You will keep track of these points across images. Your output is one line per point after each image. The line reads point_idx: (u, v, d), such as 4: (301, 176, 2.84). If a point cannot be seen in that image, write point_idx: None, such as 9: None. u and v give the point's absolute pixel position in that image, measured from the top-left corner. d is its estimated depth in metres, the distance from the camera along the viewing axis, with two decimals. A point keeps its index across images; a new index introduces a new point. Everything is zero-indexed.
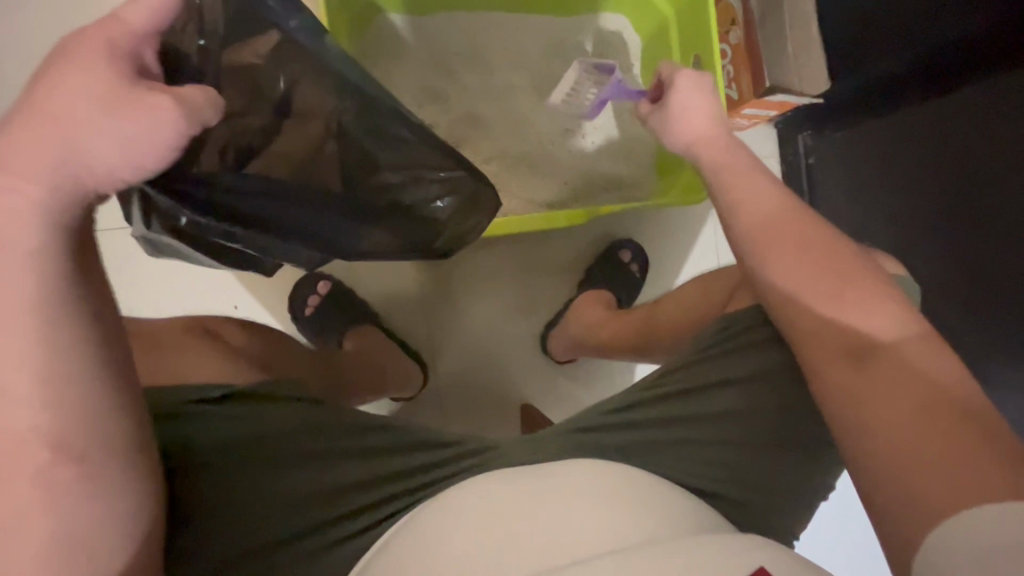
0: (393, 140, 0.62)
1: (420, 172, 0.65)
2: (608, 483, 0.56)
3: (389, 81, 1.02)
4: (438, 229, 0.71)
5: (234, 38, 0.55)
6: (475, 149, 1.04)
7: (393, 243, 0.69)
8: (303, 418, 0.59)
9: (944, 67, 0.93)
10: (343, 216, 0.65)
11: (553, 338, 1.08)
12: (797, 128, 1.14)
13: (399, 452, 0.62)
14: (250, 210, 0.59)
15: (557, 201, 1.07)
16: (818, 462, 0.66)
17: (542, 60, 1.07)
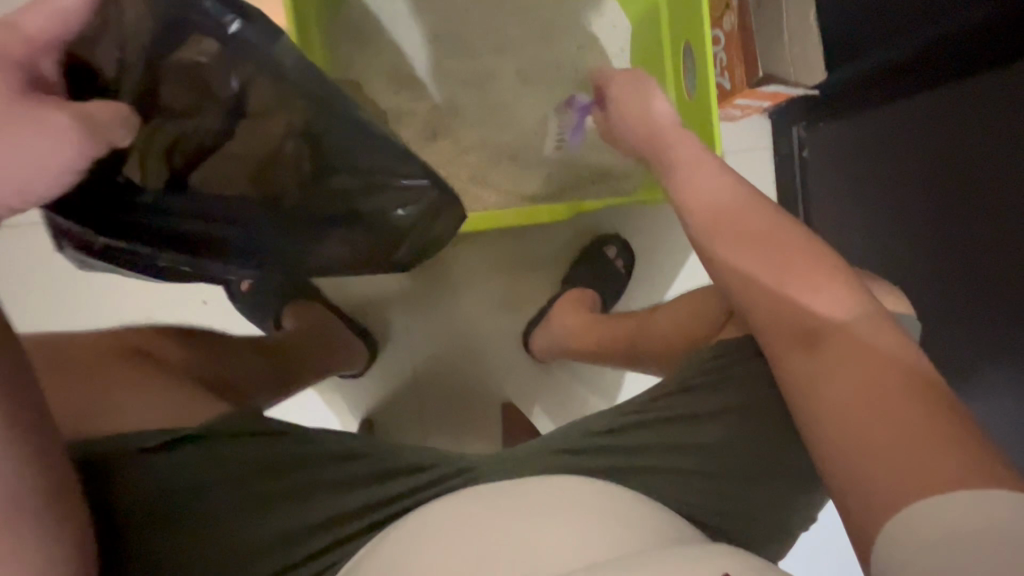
0: (349, 148, 0.61)
1: (379, 180, 0.64)
2: (583, 501, 0.56)
3: (363, 65, 0.96)
4: (402, 234, 0.71)
5: (167, 40, 0.53)
6: (454, 139, 0.98)
7: (349, 253, 0.71)
8: (268, 453, 0.58)
9: (938, 62, 0.86)
10: (286, 232, 0.67)
11: (533, 338, 1.05)
12: (792, 118, 1.09)
13: (365, 477, 0.62)
14: (181, 231, 0.61)
15: (540, 195, 1.02)
16: (804, 484, 0.65)
17: (526, 45, 1.01)
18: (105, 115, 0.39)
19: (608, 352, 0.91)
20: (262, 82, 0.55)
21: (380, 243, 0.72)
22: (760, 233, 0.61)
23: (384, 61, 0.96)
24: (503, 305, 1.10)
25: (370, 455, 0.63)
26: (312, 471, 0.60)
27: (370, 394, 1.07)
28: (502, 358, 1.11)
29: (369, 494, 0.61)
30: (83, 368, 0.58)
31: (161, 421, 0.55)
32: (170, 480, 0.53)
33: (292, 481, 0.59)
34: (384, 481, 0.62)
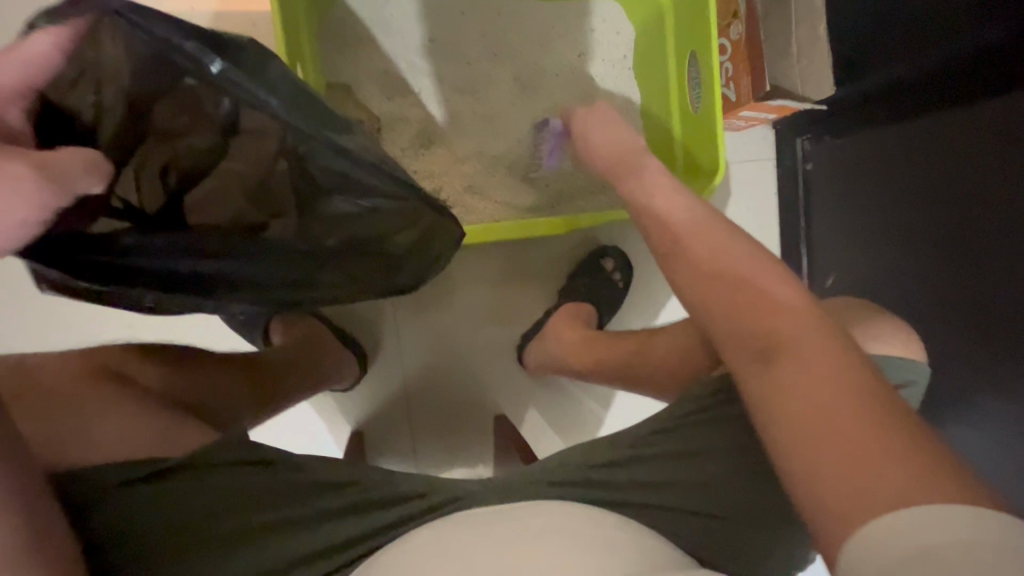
0: (347, 171, 0.56)
1: (377, 203, 0.60)
2: (569, 523, 0.56)
3: (356, 69, 0.92)
4: (398, 257, 0.70)
5: (150, 81, 0.47)
6: (449, 148, 0.95)
7: (348, 276, 0.68)
8: (244, 484, 0.55)
9: (948, 81, 0.83)
10: (282, 260, 0.63)
11: (527, 351, 1.02)
12: (797, 130, 1.06)
13: (353, 509, 0.59)
14: (164, 266, 0.57)
15: (538, 206, 0.99)
16: (790, 521, 0.65)
17: (525, 50, 0.97)
18: (70, 164, 0.36)
19: (604, 371, 0.89)
20: (255, 116, 0.49)
21: (374, 268, 0.70)
22: (753, 261, 0.60)
23: (377, 65, 0.93)
24: (497, 319, 1.08)
25: (361, 484, 0.60)
26: (296, 499, 0.57)
27: (360, 407, 1.05)
28: (494, 373, 1.08)
29: (358, 526, 0.59)
30: (63, 391, 0.55)
31: (149, 447, 0.53)
32: (150, 514, 0.52)
33: (275, 509, 0.56)
34: (375, 513, 0.59)
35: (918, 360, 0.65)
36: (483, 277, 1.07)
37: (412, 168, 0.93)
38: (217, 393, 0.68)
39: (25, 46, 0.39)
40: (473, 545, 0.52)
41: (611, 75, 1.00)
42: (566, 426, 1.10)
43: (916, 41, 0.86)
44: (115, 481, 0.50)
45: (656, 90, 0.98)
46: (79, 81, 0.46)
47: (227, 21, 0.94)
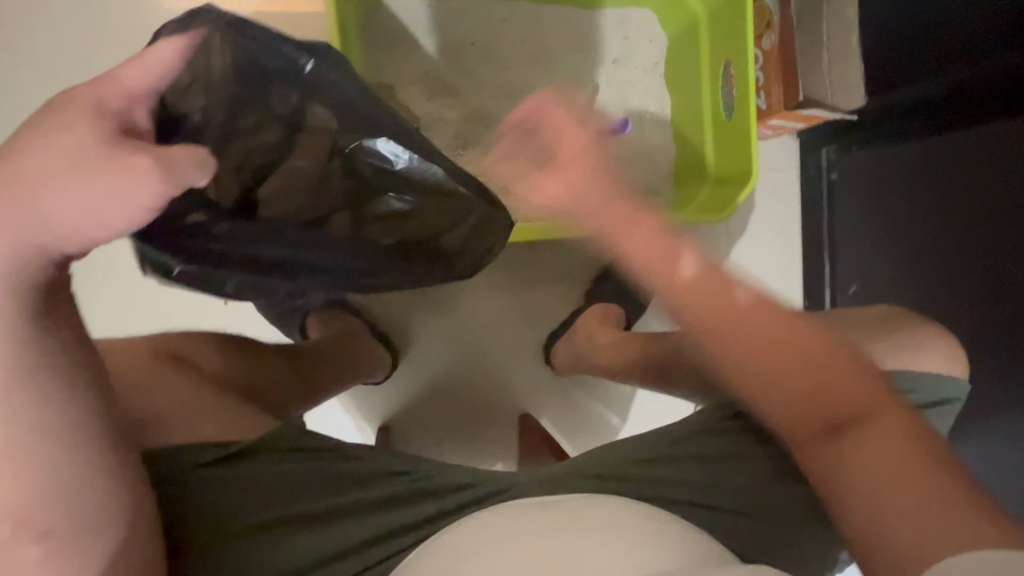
0: (393, 162, 0.61)
1: (426, 192, 0.64)
2: (620, 513, 0.56)
3: (398, 70, 0.95)
4: (455, 254, 0.70)
5: (245, 92, 0.57)
6: (485, 149, 0.97)
7: (409, 277, 0.69)
8: (299, 470, 0.57)
9: (982, 101, 0.85)
10: (345, 254, 0.64)
11: (555, 352, 1.03)
12: (821, 141, 1.08)
13: (398, 499, 0.60)
14: (247, 254, 0.59)
15: (570, 208, 1.00)
16: (819, 515, 0.67)
17: (562, 57, 0.99)
18: (184, 157, 0.39)
19: (633, 370, 0.90)
20: (322, 112, 0.58)
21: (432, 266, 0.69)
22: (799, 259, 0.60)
23: (418, 67, 0.95)
24: (524, 320, 1.10)
25: (411, 474, 0.61)
26: (347, 487, 0.59)
27: (388, 403, 1.07)
28: (520, 374, 1.10)
29: (404, 516, 0.59)
30: (140, 376, 0.57)
31: (222, 430, 0.56)
32: (216, 497, 0.54)
33: (328, 498, 0.58)
34: (420, 505, 0.60)
35: (959, 378, 0.67)
36: (512, 278, 1.09)
37: None
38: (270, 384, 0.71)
39: (150, 52, 0.42)
40: (531, 534, 0.52)
41: (644, 83, 1.02)
42: (590, 428, 1.10)
43: (948, 60, 0.87)
44: (195, 461, 0.54)
45: (688, 100, 1.00)
46: (191, 88, 0.53)
47: (273, 19, 0.96)
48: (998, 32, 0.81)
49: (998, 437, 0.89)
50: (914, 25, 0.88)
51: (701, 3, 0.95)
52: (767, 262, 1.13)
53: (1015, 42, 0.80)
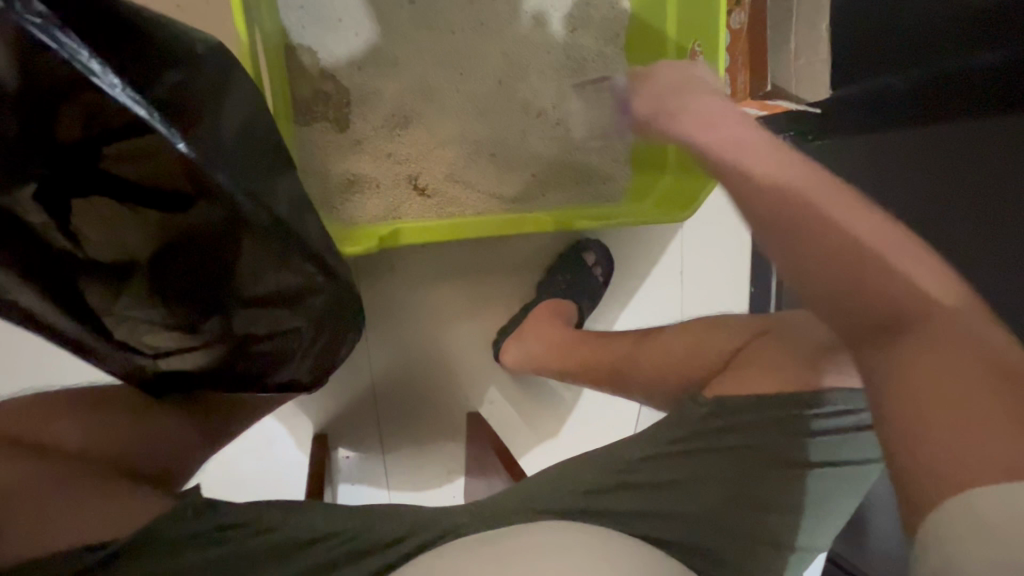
0: (260, 229, 0.56)
1: (285, 260, 0.60)
2: (581, 537, 0.52)
3: (323, 32, 0.80)
4: (308, 321, 0.67)
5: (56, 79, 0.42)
6: (428, 128, 0.85)
7: (261, 327, 0.65)
8: (213, 554, 0.49)
9: (940, 102, 0.81)
10: (176, 287, 0.59)
11: (504, 350, 0.96)
12: (778, 128, 1.04)
13: (320, 568, 0.52)
14: (30, 254, 0.53)
15: (522, 196, 0.90)
16: (796, 555, 0.62)
17: (516, 22, 0.88)
18: None
19: (589, 375, 0.86)
20: (167, 147, 0.47)
21: (279, 364, 0.69)
22: None
23: (345, 27, 0.81)
24: (469, 311, 1.02)
25: (339, 536, 0.54)
26: (267, 559, 0.51)
27: (320, 404, 0.98)
28: (466, 369, 1.03)
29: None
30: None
31: (100, 523, 0.46)
32: None
33: None
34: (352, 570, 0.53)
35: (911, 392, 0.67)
36: (455, 268, 1.00)
37: (385, 151, 0.83)
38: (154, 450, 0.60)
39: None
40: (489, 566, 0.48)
41: (603, 54, 0.92)
42: (539, 421, 1.07)
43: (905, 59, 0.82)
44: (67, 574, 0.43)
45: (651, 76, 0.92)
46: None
47: None
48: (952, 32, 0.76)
49: None
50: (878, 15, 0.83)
51: None
52: (717, 250, 1.08)
53: (973, 40, 0.75)
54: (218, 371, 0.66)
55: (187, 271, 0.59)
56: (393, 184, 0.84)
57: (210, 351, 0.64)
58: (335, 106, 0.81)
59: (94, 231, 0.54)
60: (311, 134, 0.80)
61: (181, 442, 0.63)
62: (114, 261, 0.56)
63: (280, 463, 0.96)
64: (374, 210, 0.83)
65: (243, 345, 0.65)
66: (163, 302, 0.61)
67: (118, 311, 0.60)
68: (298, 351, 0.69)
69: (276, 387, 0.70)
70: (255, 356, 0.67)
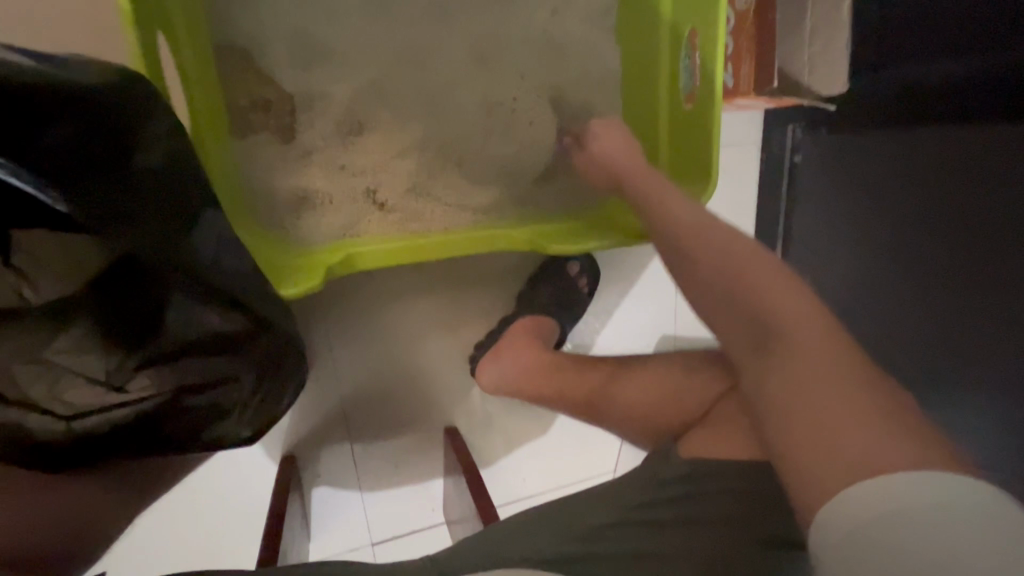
0: (201, 267, 0.53)
1: (222, 298, 0.56)
2: None
3: (258, 29, 0.70)
4: (250, 370, 0.61)
5: None
6: (386, 134, 0.75)
7: (200, 376, 0.59)
8: None
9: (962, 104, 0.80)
10: (105, 325, 0.55)
11: (479, 369, 0.89)
12: (788, 117, 0.93)
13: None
14: None
15: (496, 207, 0.80)
16: None
17: (481, 8, 0.77)
18: None
19: (569, 404, 0.80)
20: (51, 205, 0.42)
21: (216, 419, 0.61)
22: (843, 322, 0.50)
23: (282, 21, 0.71)
24: (444, 326, 0.96)
25: None
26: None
27: (289, 424, 0.94)
28: (443, 384, 0.98)
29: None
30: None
31: None
32: None
33: None
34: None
35: None
36: (428, 279, 0.94)
37: (337, 162, 0.74)
38: (83, 521, 0.54)
39: None
40: None
41: (587, 42, 0.81)
42: (520, 441, 1.02)
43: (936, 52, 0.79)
44: None
45: (642, 64, 0.81)
46: None
47: None
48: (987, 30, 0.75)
49: None
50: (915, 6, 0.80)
51: None
52: None
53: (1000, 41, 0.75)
54: (141, 432, 0.57)
55: (118, 303, 0.54)
56: (349, 199, 0.75)
57: (144, 404, 0.57)
58: (277, 114, 0.72)
59: (29, 265, 0.50)
60: (250, 147, 0.71)
61: (89, 511, 0.55)
62: (43, 302, 0.52)
63: (245, 483, 0.92)
64: (329, 229, 0.74)
65: (177, 398, 0.58)
66: (100, 344, 0.55)
67: (42, 357, 0.53)
68: (240, 402, 0.61)
69: (212, 445, 0.61)
70: (190, 412, 0.59)
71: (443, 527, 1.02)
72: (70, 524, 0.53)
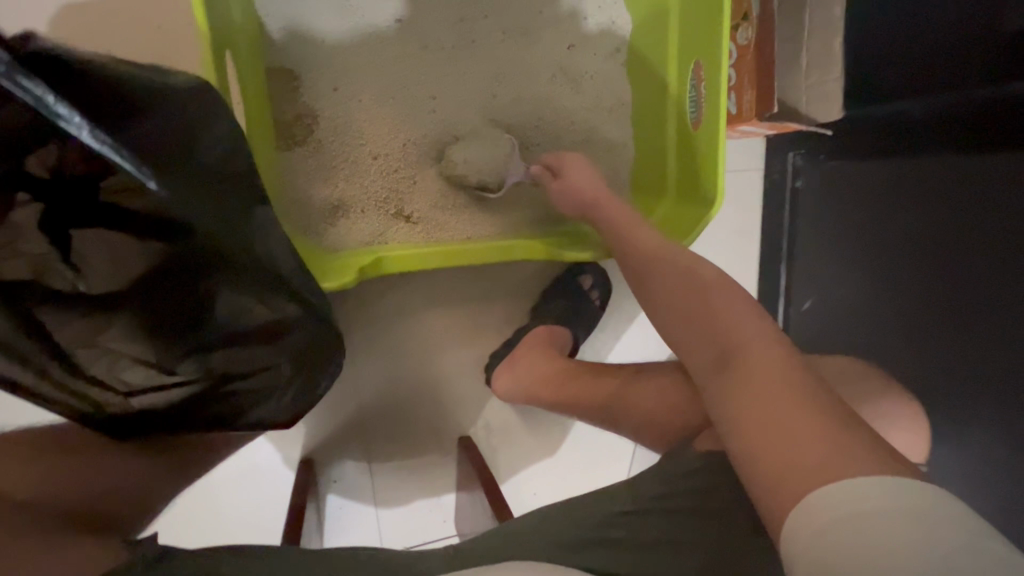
0: (249, 261, 0.57)
1: (264, 290, 0.59)
2: None
3: (305, 55, 0.78)
4: (289, 358, 0.66)
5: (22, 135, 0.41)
6: (416, 149, 0.82)
7: (247, 361, 0.63)
8: None
9: (962, 131, 0.81)
10: (163, 318, 0.58)
11: (496, 377, 0.93)
12: (788, 146, 1.00)
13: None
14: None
15: (516, 221, 0.86)
16: None
17: (506, 40, 0.85)
18: None
19: (583, 412, 0.83)
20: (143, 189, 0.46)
21: (259, 401, 0.66)
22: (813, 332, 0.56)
23: (328, 47, 0.79)
24: (461, 336, 0.99)
25: None
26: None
27: (308, 430, 0.96)
28: (459, 394, 1.01)
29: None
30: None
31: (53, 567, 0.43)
32: None
33: None
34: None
35: (914, 455, 0.65)
36: (448, 291, 0.98)
37: (370, 172, 0.80)
38: (132, 493, 0.58)
39: None
40: None
41: (602, 71, 0.89)
42: (532, 454, 1.04)
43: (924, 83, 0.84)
44: None
45: (652, 92, 0.88)
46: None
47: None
48: (973, 63, 0.78)
49: (968, 468, 0.85)
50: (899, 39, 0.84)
51: None
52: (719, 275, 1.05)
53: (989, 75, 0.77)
54: (192, 412, 0.63)
55: (177, 296, 0.57)
56: (378, 208, 0.81)
57: (191, 387, 0.62)
58: (315, 129, 0.79)
59: (87, 262, 0.51)
60: (291, 158, 0.78)
61: (138, 485, 0.59)
62: (104, 292, 0.54)
63: (263, 487, 0.95)
64: (359, 235, 0.80)
65: (221, 383, 0.63)
66: (152, 335, 0.58)
67: (97, 342, 0.56)
68: (278, 387, 0.67)
69: (252, 426, 0.67)
70: (234, 394, 0.64)
71: (455, 538, 1.02)
72: (122, 492, 0.57)
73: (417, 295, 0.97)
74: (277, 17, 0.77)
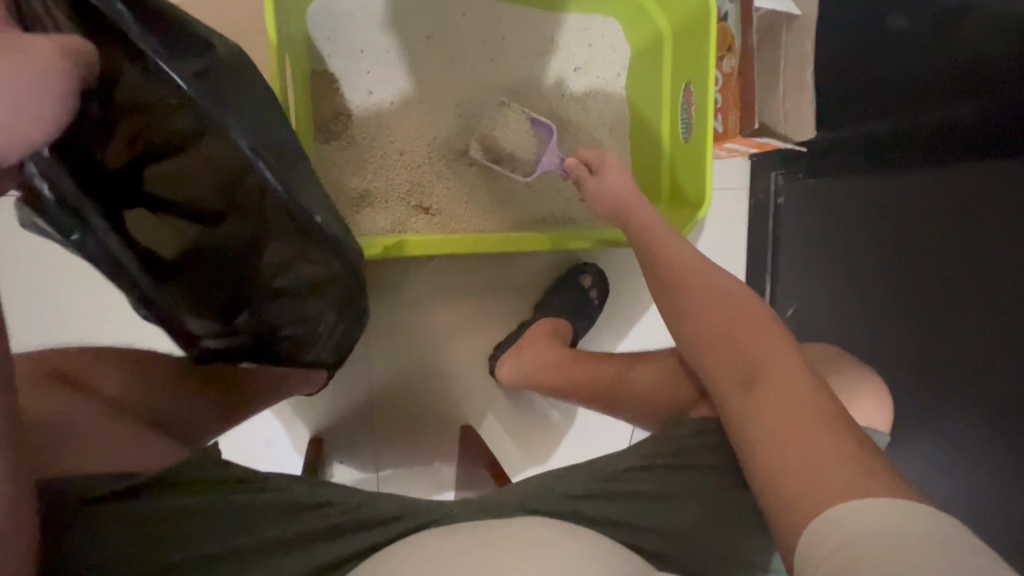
0: (294, 224, 0.60)
1: (305, 252, 0.63)
2: (560, 531, 0.53)
3: (345, 63, 0.89)
4: (331, 314, 0.71)
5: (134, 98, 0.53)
6: (437, 148, 0.91)
7: (296, 312, 0.70)
8: (219, 507, 0.50)
9: (938, 147, 0.89)
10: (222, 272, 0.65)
11: (500, 365, 0.99)
12: (771, 166, 1.12)
13: (297, 541, 0.52)
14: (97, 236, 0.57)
15: (524, 219, 0.95)
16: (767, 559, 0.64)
17: (521, 59, 0.96)
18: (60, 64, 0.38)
19: (582, 393, 0.89)
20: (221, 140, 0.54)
21: (307, 345, 0.73)
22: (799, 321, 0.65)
23: (364, 57, 0.90)
24: (471, 329, 1.06)
25: (339, 505, 0.54)
26: (239, 525, 0.50)
27: (320, 410, 1.01)
28: (465, 384, 1.07)
29: (300, 564, 0.51)
30: (48, 408, 0.51)
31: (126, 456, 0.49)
32: (128, 533, 0.46)
33: (244, 534, 0.50)
34: (331, 544, 0.53)
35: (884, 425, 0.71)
36: (459, 284, 1.05)
37: (395, 167, 0.89)
38: (185, 416, 0.64)
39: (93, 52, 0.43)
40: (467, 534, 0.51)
41: (604, 91, 1.00)
42: (532, 444, 1.09)
43: (892, 107, 0.94)
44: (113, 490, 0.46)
45: (647, 110, 0.99)
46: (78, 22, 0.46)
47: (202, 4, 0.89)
48: (940, 87, 0.88)
49: (941, 459, 0.92)
50: (866, 72, 0.96)
51: (666, 19, 0.94)
52: None
53: (961, 94, 0.86)
54: (250, 352, 0.71)
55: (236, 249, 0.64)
56: (400, 199, 0.89)
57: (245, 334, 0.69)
58: (350, 126, 0.88)
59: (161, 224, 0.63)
60: (327, 150, 0.87)
61: (192, 415, 0.64)
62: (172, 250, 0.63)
63: (276, 461, 0.99)
64: (383, 222, 0.88)
65: (273, 329, 0.70)
66: (209, 287, 0.66)
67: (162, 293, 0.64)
68: (325, 335, 0.73)
69: (303, 364, 0.75)
70: (286, 339, 0.72)
71: None
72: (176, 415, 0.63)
73: (430, 286, 1.04)
74: (322, 30, 0.88)
